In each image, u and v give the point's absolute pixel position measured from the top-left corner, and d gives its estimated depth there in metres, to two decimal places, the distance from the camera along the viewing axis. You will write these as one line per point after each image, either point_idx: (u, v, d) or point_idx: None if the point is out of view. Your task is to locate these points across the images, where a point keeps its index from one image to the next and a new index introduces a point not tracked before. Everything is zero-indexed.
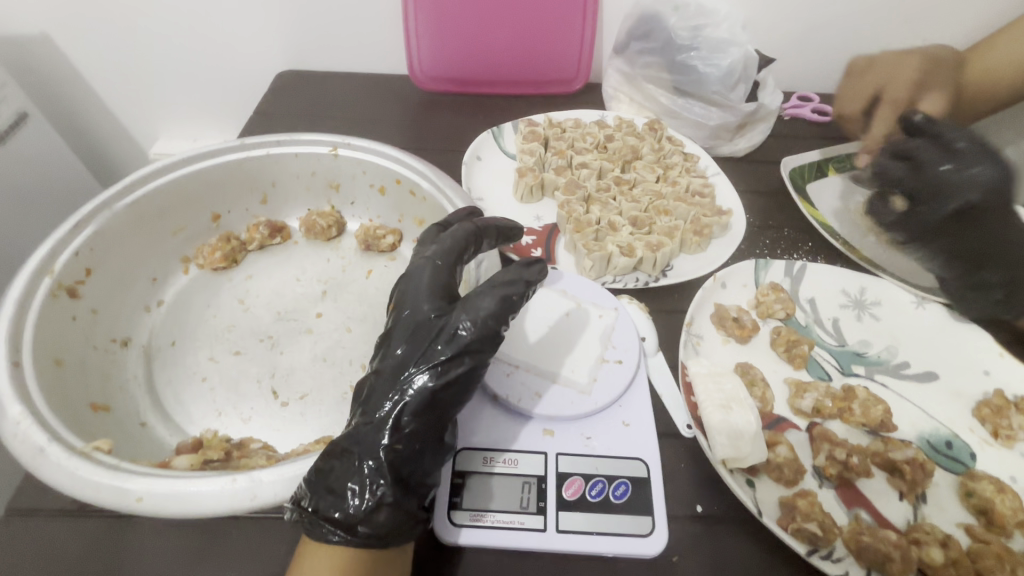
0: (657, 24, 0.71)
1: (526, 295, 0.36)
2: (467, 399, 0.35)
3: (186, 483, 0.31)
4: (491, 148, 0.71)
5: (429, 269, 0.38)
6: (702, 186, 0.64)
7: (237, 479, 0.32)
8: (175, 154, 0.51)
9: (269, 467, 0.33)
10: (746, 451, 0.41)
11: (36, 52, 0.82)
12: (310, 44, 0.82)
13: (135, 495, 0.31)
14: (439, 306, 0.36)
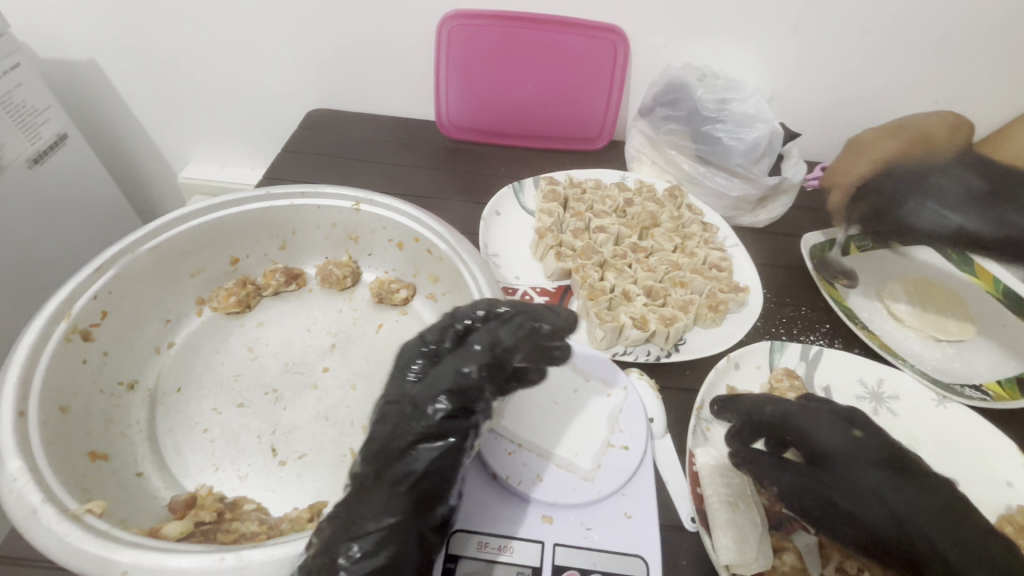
0: (684, 93, 0.72)
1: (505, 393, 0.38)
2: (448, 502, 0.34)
3: (173, 559, 0.31)
4: (511, 203, 0.71)
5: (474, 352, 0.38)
6: (720, 259, 0.64)
7: (225, 558, 0.31)
8: (201, 199, 0.52)
9: (258, 547, 0.32)
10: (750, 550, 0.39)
11: (83, 76, 0.86)
12: (343, 87, 0.85)
13: (121, 568, 0.30)
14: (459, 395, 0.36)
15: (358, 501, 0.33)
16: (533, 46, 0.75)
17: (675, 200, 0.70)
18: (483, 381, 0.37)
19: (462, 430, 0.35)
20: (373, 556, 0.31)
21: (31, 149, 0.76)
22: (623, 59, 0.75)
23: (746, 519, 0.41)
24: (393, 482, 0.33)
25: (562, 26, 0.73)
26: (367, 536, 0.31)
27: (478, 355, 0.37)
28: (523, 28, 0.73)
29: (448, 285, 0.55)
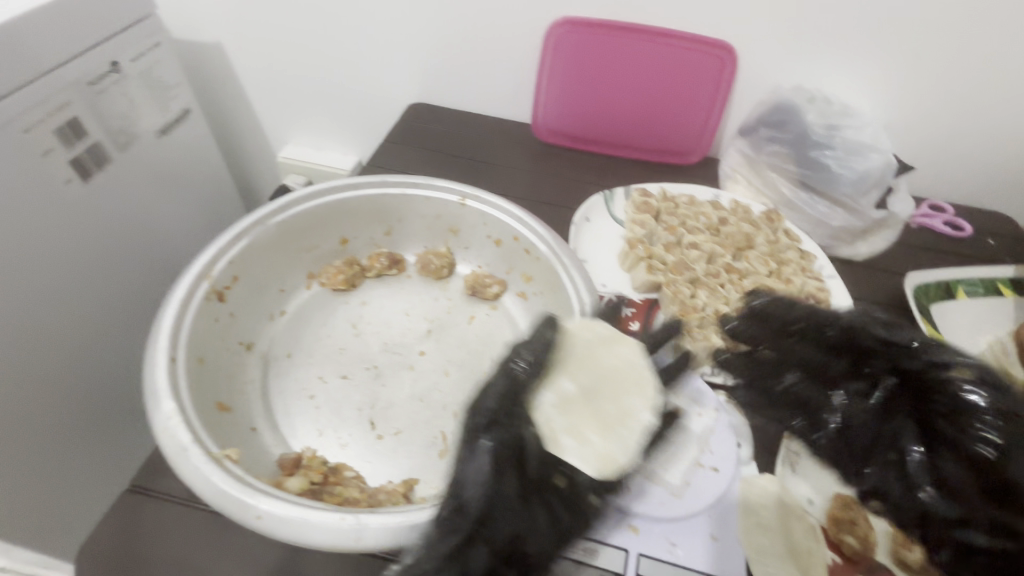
0: (794, 115, 0.70)
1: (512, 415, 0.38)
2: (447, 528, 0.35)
3: (303, 513, 0.34)
4: (601, 211, 0.71)
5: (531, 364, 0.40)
6: (818, 290, 0.62)
7: (345, 518, 0.34)
8: (326, 181, 0.56)
9: (373, 513, 0.35)
10: (614, 456, 0.36)
11: (210, 57, 0.93)
12: (444, 86, 0.88)
13: (257, 513, 0.33)
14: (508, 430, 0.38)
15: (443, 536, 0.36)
16: (639, 57, 0.75)
17: (771, 224, 0.69)
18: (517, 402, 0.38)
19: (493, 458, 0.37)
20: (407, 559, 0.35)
21: (161, 120, 0.83)
22: (729, 77, 0.74)
23: (628, 424, 0.37)
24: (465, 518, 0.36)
25: (672, 39, 0.73)
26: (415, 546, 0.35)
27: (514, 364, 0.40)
28: (632, 40, 0.74)
29: (542, 285, 0.57)
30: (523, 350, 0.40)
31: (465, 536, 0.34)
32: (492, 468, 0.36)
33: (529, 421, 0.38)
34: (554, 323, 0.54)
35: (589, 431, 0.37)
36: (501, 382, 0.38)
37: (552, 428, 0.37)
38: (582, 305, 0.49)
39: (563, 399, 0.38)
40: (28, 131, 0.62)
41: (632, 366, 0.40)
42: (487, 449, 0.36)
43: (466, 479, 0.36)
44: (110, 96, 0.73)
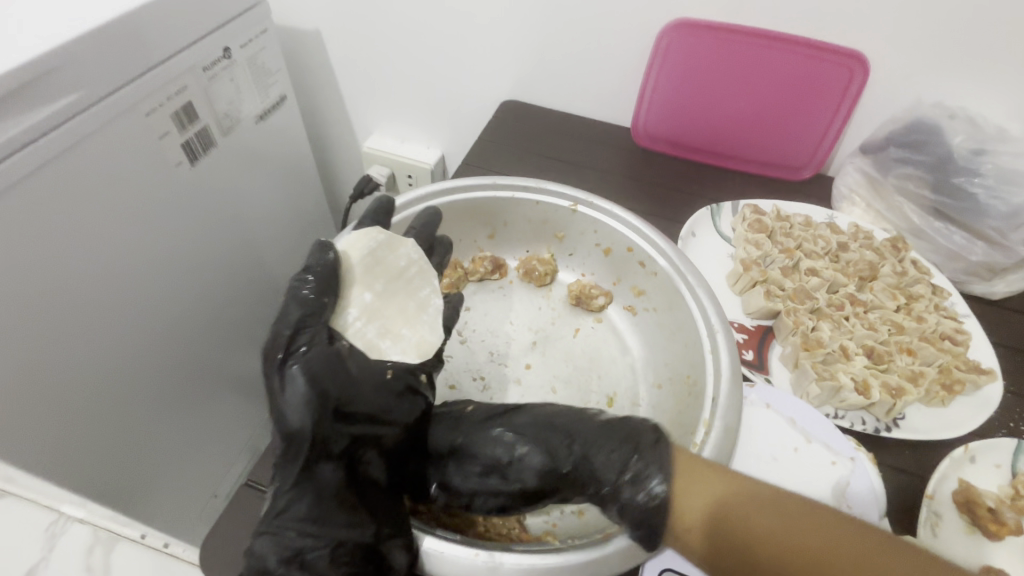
0: (936, 136, 0.64)
1: (336, 375, 0.39)
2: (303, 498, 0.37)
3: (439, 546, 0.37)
4: (707, 226, 0.67)
5: (298, 296, 0.41)
6: (955, 331, 0.56)
7: (479, 554, 0.36)
8: (435, 184, 0.55)
9: (509, 551, 0.36)
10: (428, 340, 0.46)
11: (308, 44, 0.94)
12: (541, 84, 0.85)
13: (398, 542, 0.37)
14: (341, 391, 0.39)
15: (313, 503, 0.37)
16: (756, 64, 0.70)
17: (897, 252, 0.63)
18: (316, 344, 0.39)
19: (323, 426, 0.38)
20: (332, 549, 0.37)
21: (261, 106, 0.85)
22: (860, 89, 0.68)
23: (427, 311, 0.46)
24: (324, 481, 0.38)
25: (796, 46, 0.67)
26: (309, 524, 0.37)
27: (298, 299, 0.40)
28: (754, 45, 0.68)
29: (655, 302, 0.54)
30: (310, 286, 0.41)
31: (307, 461, 0.38)
32: (311, 390, 0.38)
33: (324, 341, 0.40)
34: (670, 344, 0.52)
35: (400, 327, 0.45)
36: (295, 313, 0.40)
37: (362, 333, 0.43)
38: (710, 332, 0.46)
39: (364, 311, 0.44)
40: (149, 114, 0.64)
41: (412, 266, 0.47)
42: (298, 373, 0.38)
43: (287, 407, 0.38)
44: (218, 82, 0.74)
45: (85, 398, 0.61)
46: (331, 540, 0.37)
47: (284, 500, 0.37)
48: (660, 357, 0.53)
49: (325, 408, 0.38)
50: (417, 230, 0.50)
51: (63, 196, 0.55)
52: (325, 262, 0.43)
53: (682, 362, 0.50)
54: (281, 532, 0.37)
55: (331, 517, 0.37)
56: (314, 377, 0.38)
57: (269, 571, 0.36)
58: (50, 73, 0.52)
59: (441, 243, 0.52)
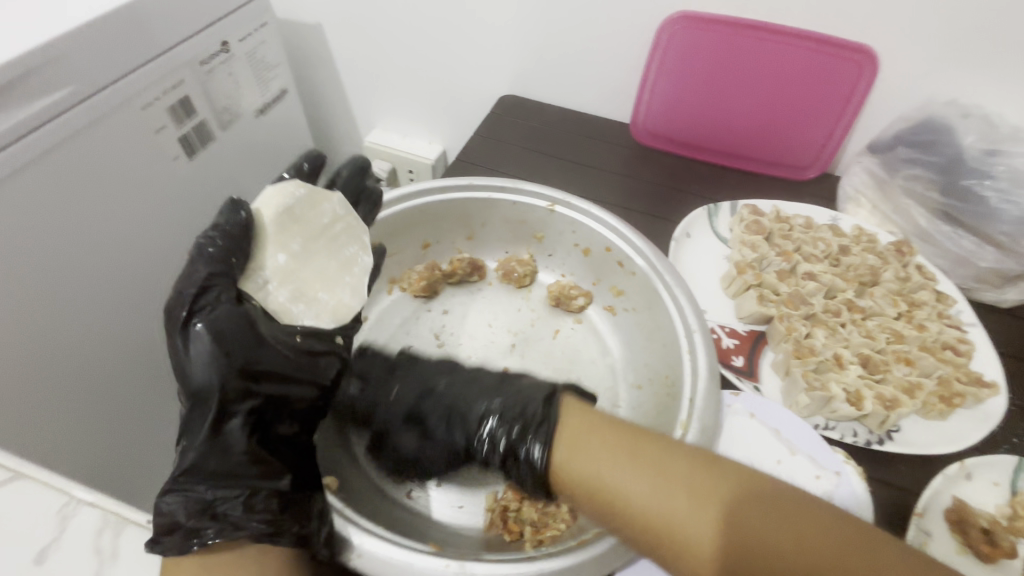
0: (947, 136, 0.61)
1: (246, 329, 0.38)
2: (214, 456, 0.35)
3: (412, 557, 0.35)
4: (703, 226, 0.65)
5: (201, 249, 0.38)
6: (958, 341, 0.54)
7: (450, 565, 0.34)
8: (408, 186, 0.55)
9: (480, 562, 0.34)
10: (348, 305, 0.44)
11: (311, 38, 0.94)
12: (540, 79, 0.83)
13: (356, 551, 0.36)
14: (251, 345, 0.38)
15: (221, 455, 0.36)
16: (761, 58, 0.67)
17: (901, 256, 0.61)
18: (220, 300, 0.38)
19: (230, 377, 0.37)
20: (244, 506, 0.34)
21: (261, 100, 0.85)
22: (868, 83, 0.65)
23: (351, 271, 0.44)
24: (237, 437, 0.37)
25: (804, 39, 0.64)
26: (221, 480, 0.35)
27: (206, 253, 0.38)
28: (758, 37, 0.66)
29: (634, 302, 0.54)
30: (217, 236, 0.39)
31: (213, 415, 0.36)
32: (217, 347, 0.36)
33: (231, 301, 0.38)
34: (649, 343, 0.52)
35: (315, 291, 0.42)
36: (201, 270, 0.38)
37: (272, 297, 0.41)
38: (689, 332, 0.46)
39: (276, 273, 0.42)
40: (144, 109, 0.64)
41: (337, 223, 0.44)
42: (202, 332, 0.36)
43: (191, 362, 0.36)
44: (217, 76, 0.74)
45: (91, 386, 0.61)
46: (244, 490, 0.35)
47: (191, 456, 0.35)
48: (640, 358, 0.53)
49: (234, 362, 0.37)
50: (340, 183, 0.48)
51: (59, 189, 0.55)
52: (234, 216, 0.40)
53: (661, 362, 0.49)
54: (190, 487, 0.34)
55: (242, 470, 0.36)
56: (220, 329, 0.37)
57: (179, 526, 0.32)
58: (42, 67, 0.52)
59: (368, 198, 0.49)
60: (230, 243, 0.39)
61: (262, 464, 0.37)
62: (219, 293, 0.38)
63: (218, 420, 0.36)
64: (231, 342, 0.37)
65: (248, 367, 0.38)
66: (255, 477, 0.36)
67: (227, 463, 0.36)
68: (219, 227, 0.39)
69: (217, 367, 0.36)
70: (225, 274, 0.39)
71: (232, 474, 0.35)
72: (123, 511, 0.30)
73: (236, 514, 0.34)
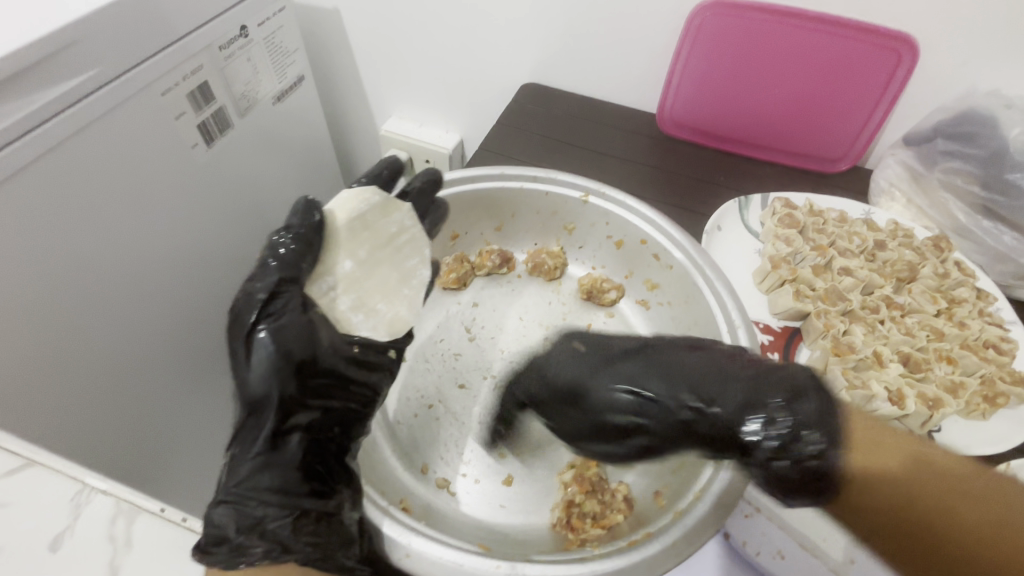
0: (989, 129, 0.59)
1: (310, 340, 0.37)
2: (267, 473, 0.34)
3: (459, 556, 0.34)
4: (734, 219, 0.64)
5: (273, 252, 0.37)
6: (1001, 339, 0.52)
7: (500, 566, 0.33)
8: (440, 175, 0.54)
9: (534, 563, 0.33)
10: (403, 317, 0.44)
11: (327, 23, 0.92)
12: (564, 68, 0.81)
13: (403, 551, 0.34)
14: (310, 356, 0.37)
15: (274, 472, 0.34)
16: (795, 47, 0.65)
17: (940, 252, 0.59)
18: (286, 307, 0.36)
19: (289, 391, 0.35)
20: (296, 531, 0.34)
21: (278, 87, 0.83)
22: (907, 73, 0.63)
23: (409, 284, 0.44)
24: (291, 453, 0.35)
25: (839, 27, 0.62)
26: (271, 498, 0.34)
27: (274, 254, 0.37)
28: (792, 24, 0.64)
29: (670, 295, 0.53)
30: (288, 237, 0.38)
31: (272, 428, 0.35)
32: (280, 354, 0.35)
33: (299, 309, 0.37)
34: (686, 337, 0.51)
35: (375, 301, 0.42)
36: (273, 274, 0.36)
37: (336, 304, 0.41)
38: (731, 327, 0.44)
39: (340, 280, 0.41)
40: (164, 95, 0.63)
41: (403, 234, 0.44)
42: (267, 339, 0.34)
43: (250, 371, 0.34)
44: (235, 62, 0.72)
45: (111, 373, 0.60)
46: (294, 510, 0.34)
47: (247, 467, 0.34)
48: None
49: (294, 374, 0.36)
50: (412, 193, 0.48)
51: (81, 177, 0.54)
52: (306, 223, 0.39)
53: None
54: (242, 501, 0.33)
55: (293, 487, 0.35)
56: (285, 338, 0.35)
57: (230, 539, 0.31)
58: (62, 50, 0.51)
59: (435, 210, 0.49)
60: (301, 249, 0.38)
61: (314, 479, 0.36)
62: (286, 300, 0.36)
63: (273, 432, 0.35)
64: (294, 353, 0.36)
65: (305, 377, 0.37)
66: (309, 496, 0.35)
67: (281, 480, 0.34)
68: (292, 232, 0.39)
69: (275, 379, 0.35)
70: (291, 278, 0.37)
71: (285, 492, 0.34)
72: (137, 500, 0.30)
73: (286, 536, 0.33)
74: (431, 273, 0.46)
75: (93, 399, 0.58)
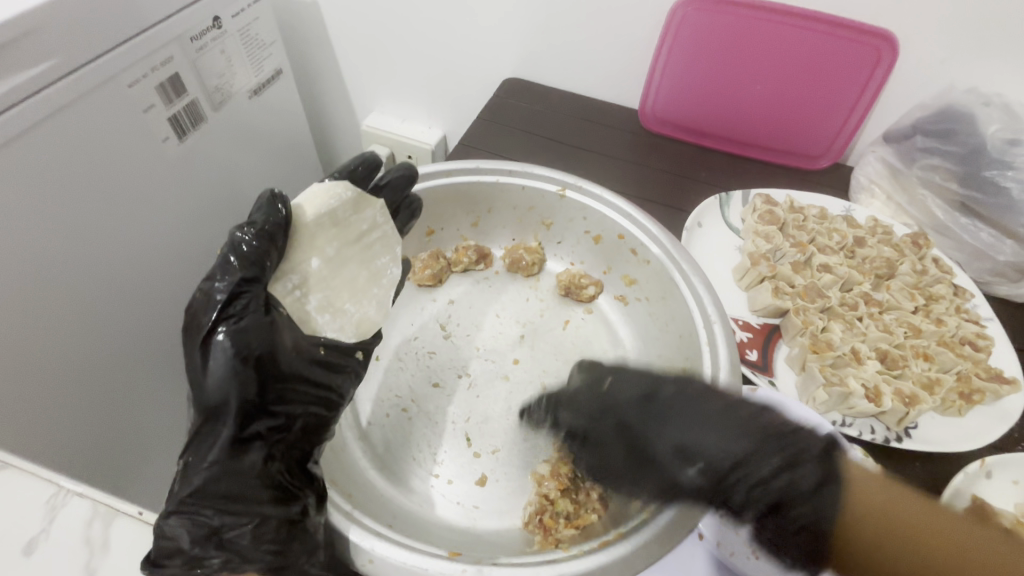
0: (967, 126, 0.59)
1: (273, 344, 0.35)
2: (224, 481, 0.33)
3: (420, 560, 0.33)
4: (715, 216, 0.63)
5: (235, 249, 0.35)
6: (977, 336, 0.52)
7: (466, 570, 0.32)
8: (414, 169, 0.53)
9: (499, 566, 0.33)
10: (371, 318, 0.42)
11: (307, 16, 0.90)
12: (546, 62, 0.80)
13: (366, 556, 0.33)
14: (272, 362, 0.35)
15: (230, 482, 0.33)
16: (776, 40, 0.64)
17: (918, 249, 0.59)
18: (245, 312, 0.34)
19: (249, 400, 0.33)
20: (255, 538, 0.34)
21: (255, 80, 0.81)
22: (886, 70, 0.62)
23: (379, 283, 0.43)
24: (250, 463, 0.34)
25: (819, 23, 0.62)
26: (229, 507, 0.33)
27: (236, 251, 0.35)
28: (773, 20, 0.63)
29: (648, 292, 0.52)
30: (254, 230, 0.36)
31: (230, 438, 0.33)
32: (240, 361, 0.33)
33: (260, 310, 0.35)
34: (663, 335, 0.50)
35: (343, 301, 0.41)
36: (235, 272, 0.34)
37: (302, 303, 0.39)
38: (707, 322, 0.44)
39: (305, 279, 0.39)
40: (132, 86, 0.61)
41: (375, 231, 0.43)
42: (227, 342, 0.32)
43: (206, 378, 0.32)
44: (208, 54, 0.71)
45: (80, 373, 0.58)
46: (253, 517, 0.34)
47: (203, 475, 0.33)
48: (654, 349, 0.51)
49: (254, 382, 0.34)
50: (385, 187, 0.45)
51: (42, 170, 0.52)
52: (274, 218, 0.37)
53: (677, 354, 0.47)
54: (198, 511, 0.33)
55: (253, 495, 0.34)
56: (244, 345, 0.33)
57: (183, 551, 0.31)
58: (21, 38, 0.49)
59: (408, 206, 0.47)
60: (268, 244, 0.36)
61: (276, 487, 0.35)
62: (247, 303, 0.34)
63: (230, 443, 0.33)
64: (255, 360, 0.33)
65: (267, 385, 0.35)
66: (270, 503, 0.34)
67: (238, 489, 0.33)
68: (257, 226, 0.36)
69: (234, 388, 0.33)
70: (254, 277, 0.35)
71: (242, 500, 0.34)
72: (112, 502, 0.29)
73: (247, 543, 0.33)
74: (401, 271, 0.46)
75: (60, 399, 0.56)
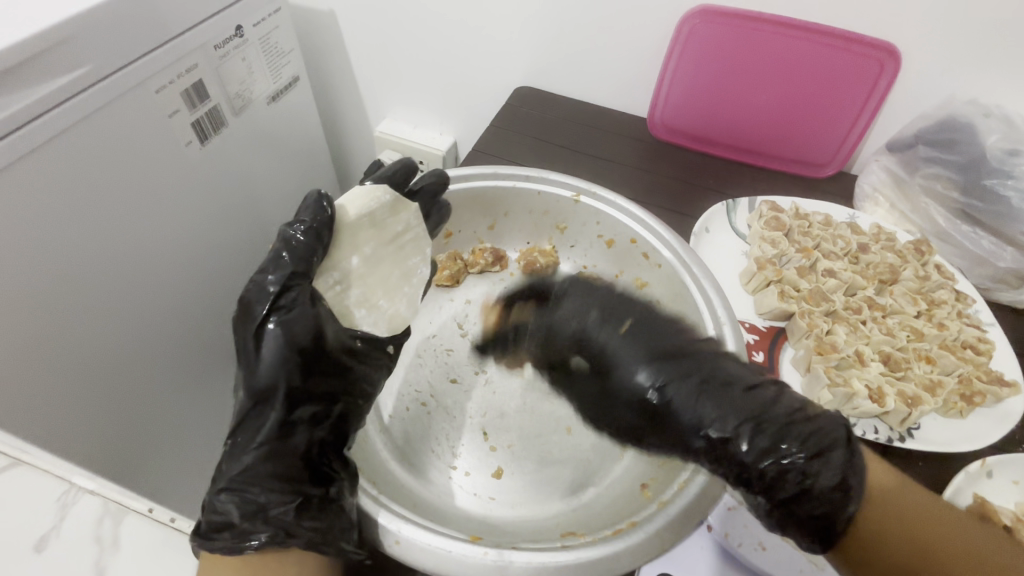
0: (967, 136, 0.61)
1: (320, 334, 0.37)
2: (269, 463, 0.36)
3: (442, 543, 0.34)
4: (722, 222, 0.65)
5: (285, 244, 0.37)
6: (979, 340, 0.54)
7: (487, 552, 0.34)
8: None
9: (519, 550, 0.34)
10: (403, 315, 0.44)
11: (323, 25, 0.93)
12: (557, 71, 0.82)
13: (393, 538, 0.35)
14: (317, 350, 0.37)
15: (274, 463, 0.36)
16: (783, 51, 0.66)
17: (920, 255, 0.61)
18: (295, 302, 0.36)
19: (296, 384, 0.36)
20: (297, 514, 0.36)
21: (273, 87, 0.84)
22: (890, 81, 0.64)
23: (410, 281, 0.44)
24: (291, 446, 0.36)
25: (824, 35, 0.64)
26: (274, 484, 0.36)
27: (286, 246, 0.37)
28: (779, 31, 0.65)
29: (658, 294, 0.54)
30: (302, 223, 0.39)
31: (276, 419, 0.35)
32: (290, 347, 0.35)
33: (308, 302, 0.37)
34: None
35: (377, 297, 0.42)
36: (287, 266, 0.36)
37: (342, 297, 0.41)
38: (717, 324, 0.46)
39: (345, 275, 0.41)
40: (158, 92, 0.63)
41: (408, 233, 0.45)
42: (278, 329, 0.35)
43: (259, 363, 0.35)
44: (230, 61, 0.73)
45: (103, 368, 0.60)
46: (296, 494, 0.36)
47: (250, 457, 0.35)
48: None
49: (302, 368, 0.36)
50: (421, 194, 0.47)
51: (73, 172, 0.54)
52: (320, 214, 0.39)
53: None
54: (246, 487, 0.35)
55: (296, 475, 0.36)
56: (295, 332, 0.36)
57: (232, 525, 0.35)
58: (57, 46, 0.51)
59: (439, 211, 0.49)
60: (314, 240, 0.38)
61: (312, 469, 0.37)
62: (298, 294, 0.36)
63: (277, 426, 0.35)
64: (303, 346, 0.36)
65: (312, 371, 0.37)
66: (310, 482, 0.36)
67: (282, 469, 0.36)
68: (305, 223, 0.39)
69: (284, 373, 0.35)
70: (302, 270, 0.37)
71: (285, 479, 0.36)
72: (123, 500, 0.33)
73: (292, 518, 0.35)
74: (431, 271, 0.47)
75: (85, 393, 0.58)
